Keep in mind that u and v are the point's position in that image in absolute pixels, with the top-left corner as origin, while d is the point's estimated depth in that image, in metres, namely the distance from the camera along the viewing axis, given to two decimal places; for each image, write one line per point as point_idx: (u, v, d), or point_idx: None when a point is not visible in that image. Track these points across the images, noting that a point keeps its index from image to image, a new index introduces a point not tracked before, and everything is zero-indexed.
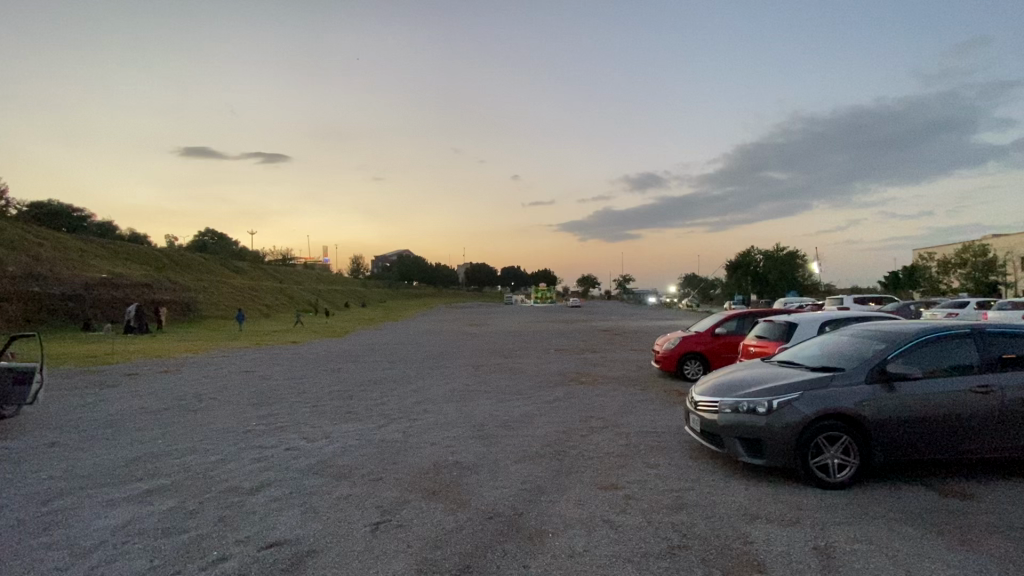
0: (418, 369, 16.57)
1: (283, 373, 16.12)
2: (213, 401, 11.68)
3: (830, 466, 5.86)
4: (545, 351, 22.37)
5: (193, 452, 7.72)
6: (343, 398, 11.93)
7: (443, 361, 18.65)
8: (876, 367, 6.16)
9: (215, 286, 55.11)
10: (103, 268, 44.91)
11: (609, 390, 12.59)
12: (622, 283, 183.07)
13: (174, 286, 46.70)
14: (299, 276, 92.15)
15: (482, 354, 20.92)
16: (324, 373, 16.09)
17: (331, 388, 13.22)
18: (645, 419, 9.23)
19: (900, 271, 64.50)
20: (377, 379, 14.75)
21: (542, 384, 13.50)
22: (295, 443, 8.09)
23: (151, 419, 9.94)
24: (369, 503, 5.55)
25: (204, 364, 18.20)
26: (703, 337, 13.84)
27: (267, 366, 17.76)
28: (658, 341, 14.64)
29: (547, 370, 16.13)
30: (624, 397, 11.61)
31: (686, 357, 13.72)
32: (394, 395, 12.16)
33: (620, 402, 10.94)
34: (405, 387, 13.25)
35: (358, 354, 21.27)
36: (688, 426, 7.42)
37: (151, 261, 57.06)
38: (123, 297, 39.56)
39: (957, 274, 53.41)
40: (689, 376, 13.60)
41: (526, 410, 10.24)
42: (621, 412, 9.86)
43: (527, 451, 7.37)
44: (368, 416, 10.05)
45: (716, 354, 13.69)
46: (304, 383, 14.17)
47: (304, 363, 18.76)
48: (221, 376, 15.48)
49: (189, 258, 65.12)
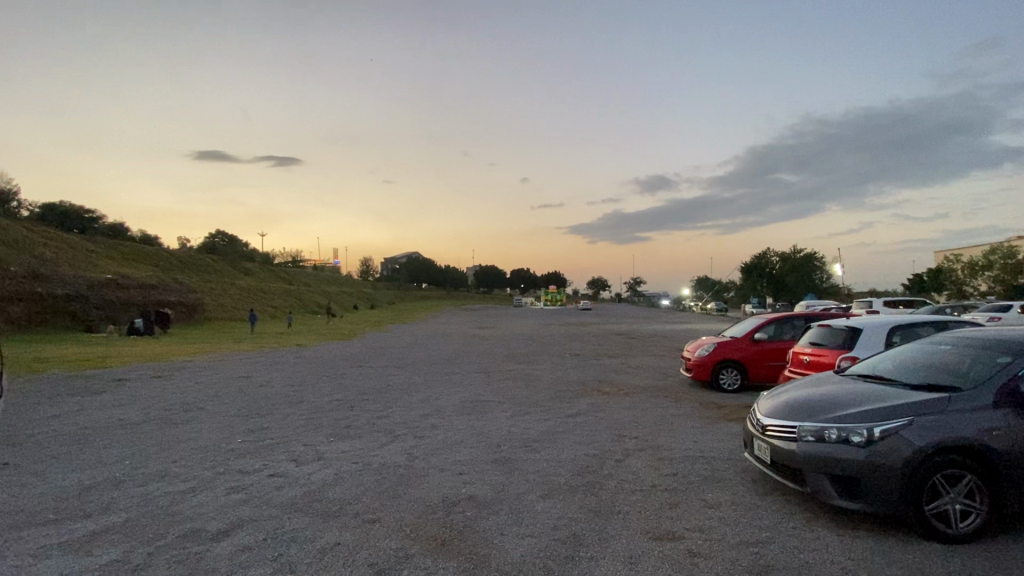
0: (427, 376, 15.41)
1: (281, 380, 15.01)
2: (199, 413, 10.57)
3: (951, 514, 4.58)
4: (561, 356, 21.07)
5: (161, 479, 6.60)
6: (343, 410, 10.75)
7: (453, 367, 17.47)
8: (1004, 388, 4.82)
9: (223, 287, 54.52)
10: (109, 268, 44.40)
11: (637, 402, 11.31)
12: (633, 285, 181.15)
13: (180, 287, 46.09)
14: (308, 278, 91.70)
15: (493, 359, 19.69)
16: (326, 379, 14.98)
17: (331, 398, 12.07)
18: (688, 440, 7.94)
19: (923, 273, 62.23)
20: (382, 386, 13.57)
21: (561, 394, 12.25)
22: (282, 468, 6.92)
23: (126, 434, 8.86)
24: (361, 559, 4.35)
25: (202, 369, 17.19)
26: (740, 343, 12.50)
27: (266, 372, 16.68)
28: (690, 347, 13.35)
29: (566, 378, 14.86)
30: (655, 411, 10.33)
31: (722, 365, 12.38)
32: (399, 407, 10.97)
33: (653, 417, 9.67)
34: (411, 397, 12.07)
35: (364, 359, 20.14)
36: (749, 453, 6.17)
37: (158, 262, 56.64)
38: (128, 298, 38.89)
39: (985, 276, 51.15)
40: (725, 387, 12.27)
41: (547, 427, 8.99)
42: (657, 430, 8.59)
43: (555, 482, 6.12)
44: (369, 432, 8.86)
45: (755, 363, 12.31)
46: (303, 391, 13.02)
47: (306, 368, 17.66)
48: (215, 383, 14.38)
49: (198, 260, 64.73)
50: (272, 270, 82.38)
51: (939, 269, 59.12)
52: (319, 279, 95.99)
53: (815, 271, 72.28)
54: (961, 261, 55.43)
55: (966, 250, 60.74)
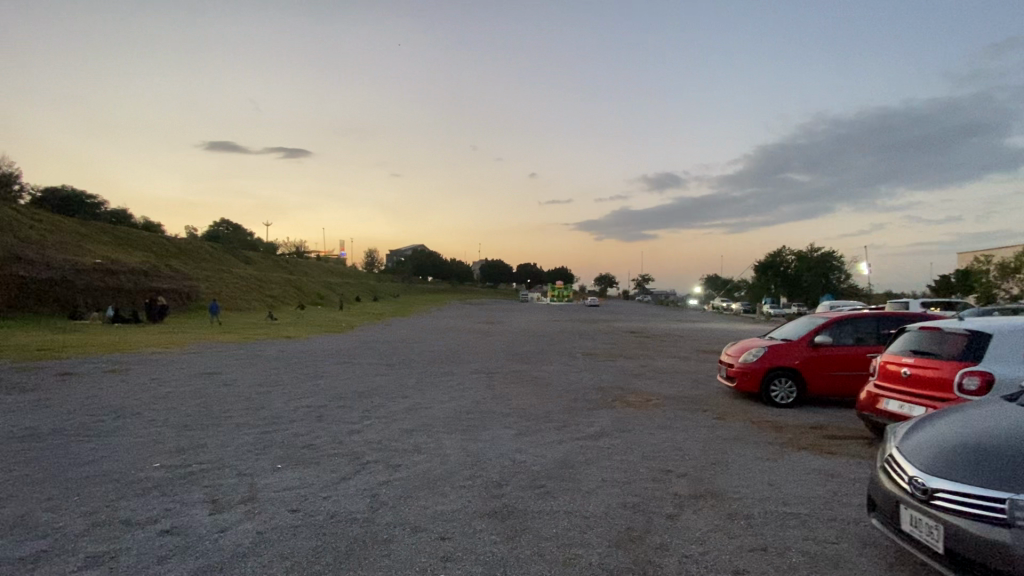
0: (420, 378, 13.32)
1: (251, 378, 12.94)
2: (129, 421, 8.50)
3: None
4: (572, 357, 18.90)
5: (8, 532, 4.53)
6: (309, 421, 8.70)
7: (451, 367, 15.35)
8: None
9: (220, 275, 52.71)
10: (101, 254, 42.67)
11: (672, 418, 9.17)
12: (641, 282, 178.19)
13: (174, 275, 44.24)
14: (311, 269, 89.98)
15: (497, 359, 17.59)
16: (302, 379, 12.89)
17: (300, 404, 10.00)
18: (758, 484, 5.80)
19: (950, 274, 59.18)
20: (364, 390, 11.50)
21: (577, 405, 10.11)
22: (190, 516, 4.84)
23: (17, 450, 6.81)
24: None
25: (167, 363, 15.15)
26: (797, 347, 10.31)
27: (237, 368, 14.62)
28: (732, 350, 11.20)
29: (582, 384, 12.72)
30: (698, 432, 8.20)
31: (774, 375, 10.22)
32: (379, 419, 8.88)
33: (699, 442, 7.57)
34: (396, 405, 10.01)
35: (354, 355, 18.07)
36: (875, 519, 4.15)
37: (155, 248, 54.95)
38: (118, 284, 37.06)
39: (1017, 279, 48.26)
40: (777, 401, 10.12)
41: (563, 454, 6.88)
42: (709, 464, 6.49)
43: (585, 563, 4.01)
44: (332, 458, 6.78)
45: (815, 372, 10.10)
46: (270, 394, 10.95)
47: (286, 364, 15.62)
48: (172, 381, 12.32)
49: (197, 247, 63.05)
50: (274, 260, 80.65)
51: (966, 270, 56.18)
52: (323, 270, 94.27)
53: (834, 271, 69.30)
54: (992, 263, 52.48)
55: (996, 251, 57.72)
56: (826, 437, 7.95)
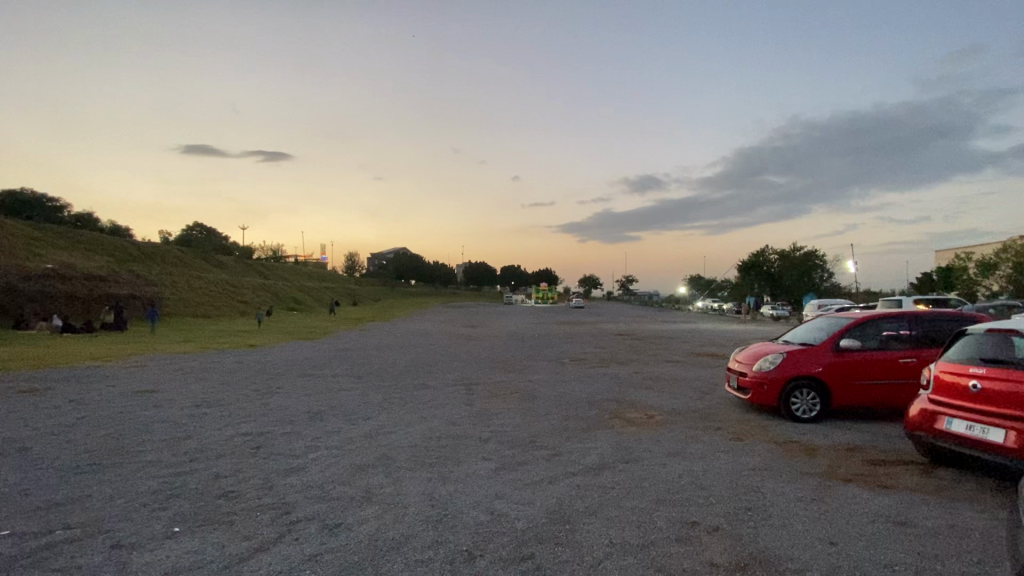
0: (388, 393, 11.69)
1: (188, 398, 11.14)
2: (10, 461, 6.77)
3: None
4: (559, 363, 17.42)
5: None
6: (240, 456, 7.05)
7: (425, 379, 13.72)
8: None
9: (187, 280, 50.03)
10: (54, 259, 39.81)
11: (681, 439, 7.76)
12: (626, 283, 177.87)
13: (136, 280, 41.58)
14: (288, 273, 87.09)
15: (478, 368, 16.03)
16: (250, 398, 11.15)
17: (237, 431, 8.33)
18: (816, 545, 4.36)
19: (931, 271, 59.32)
20: (320, 410, 9.85)
21: (569, 425, 8.60)
22: None
23: None
24: None
25: (99, 380, 13.24)
26: (818, 353, 8.99)
27: (178, 385, 12.77)
28: (743, 356, 9.88)
29: (573, 396, 11.24)
30: (717, 459, 6.79)
31: (794, 385, 8.90)
32: (330, 450, 7.27)
33: (721, 475, 6.15)
34: (355, 430, 8.39)
35: (320, 366, 16.34)
36: None
37: (117, 252, 52.02)
38: (72, 290, 34.43)
39: (996, 276, 48.44)
40: (798, 416, 8.80)
41: (555, 499, 5.38)
42: (744, 511, 5.05)
43: None
44: (252, 513, 5.15)
45: (840, 382, 8.78)
46: (207, 418, 9.25)
47: (238, 378, 13.83)
48: (90, 403, 10.47)
49: (164, 251, 60.13)
50: (248, 264, 77.71)
51: (947, 268, 56.29)
52: (300, 274, 91.41)
53: (816, 270, 69.29)
54: (971, 261, 52.56)
55: (976, 248, 57.95)
56: (870, 464, 6.60)
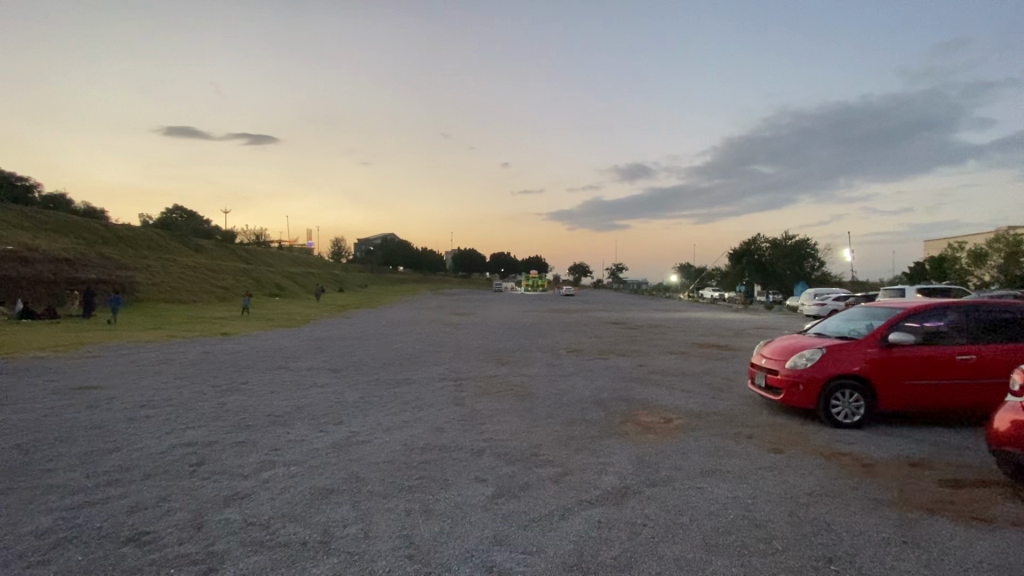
0: (366, 390, 10.33)
1: (134, 396, 9.67)
2: None
3: None
4: (555, 355, 16.19)
5: None
6: (172, 477, 5.65)
7: (409, 373, 12.35)
8: None
9: (163, 264, 47.79)
10: (16, 241, 37.41)
11: (712, 452, 6.53)
12: (616, 270, 177.00)
13: (106, 264, 39.39)
14: (271, 258, 84.70)
15: (468, 360, 14.71)
16: (206, 396, 9.73)
17: (179, 441, 6.94)
18: None
19: (922, 261, 58.99)
20: (285, 413, 8.46)
21: (576, 432, 7.34)
22: None
23: None
24: None
25: (38, 374, 11.66)
26: (863, 348, 7.79)
27: (128, 380, 11.27)
28: (772, 351, 8.66)
29: (575, 395, 9.98)
30: (762, 479, 5.56)
31: (834, 385, 7.72)
32: (289, 470, 5.91)
33: (776, 503, 4.91)
34: (322, 440, 7.02)
35: (294, 357, 14.93)
36: None
37: (88, 235, 49.46)
38: (35, 273, 32.26)
39: (988, 266, 48.03)
40: (839, 421, 7.64)
41: (572, 546, 4.11)
42: (824, 566, 3.83)
43: None
44: (166, 569, 3.81)
45: (887, 383, 7.60)
46: (149, 422, 7.83)
47: (200, 372, 12.32)
48: (14, 402, 8.96)
49: (140, 234, 57.59)
50: (229, 248, 75.15)
51: (939, 257, 55.90)
52: (284, 259, 88.98)
53: (808, 259, 68.57)
54: (963, 250, 52.29)
55: (967, 238, 57.65)
56: (950, 486, 5.43)
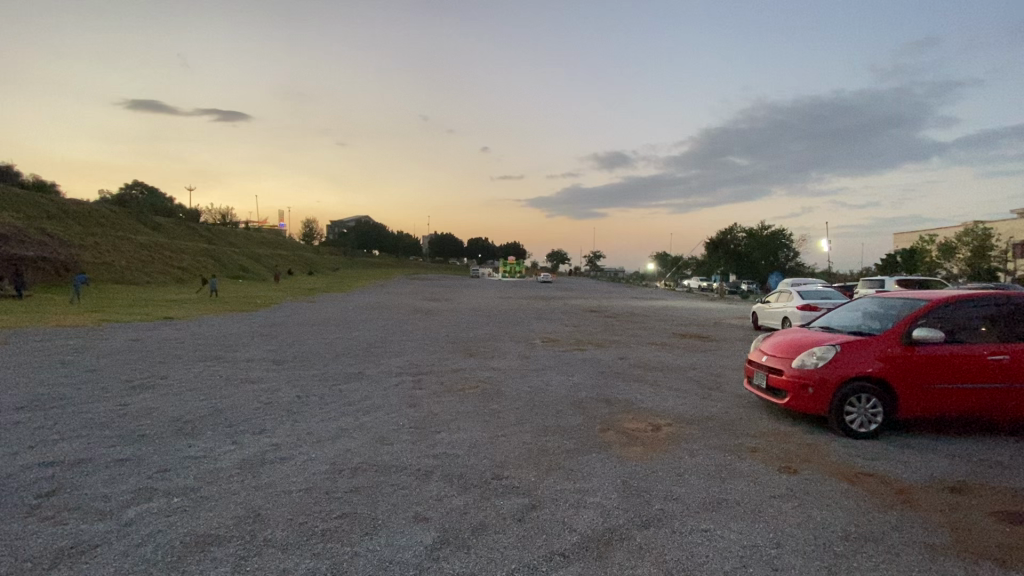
0: (307, 387, 8.84)
1: (17, 394, 7.97)
2: None
3: None
4: (528, 345, 14.91)
5: None
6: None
7: (362, 367, 10.89)
8: None
9: (113, 243, 44.55)
10: None
11: (713, 472, 5.35)
12: (593, 258, 176.71)
13: (47, 242, 36.23)
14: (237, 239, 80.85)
15: (433, 351, 13.33)
16: (106, 394, 8.08)
17: (38, 459, 5.37)
18: None
19: (894, 253, 59.46)
20: (195, 417, 6.92)
21: (548, 444, 6.08)
22: None
23: None
24: None
25: None
26: (883, 346, 6.70)
27: (23, 373, 9.51)
28: (775, 348, 7.52)
29: (549, 394, 8.72)
30: (782, 515, 4.38)
31: (850, 389, 6.62)
32: (169, 504, 4.45)
33: (807, 556, 3.73)
34: (229, 457, 5.56)
35: (236, 346, 13.25)
36: None
37: (30, 209, 45.68)
38: None
39: (956, 258, 48.43)
40: (854, 430, 6.56)
41: None
42: None
43: None
44: None
45: (908, 387, 6.54)
46: (14, 431, 6.21)
47: (117, 364, 10.59)
48: None
49: (90, 210, 53.71)
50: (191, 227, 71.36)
51: (911, 250, 56.33)
52: (251, 240, 85.19)
53: (783, 249, 68.60)
54: (934, 243, 52.74)
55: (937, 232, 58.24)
56: (1008, 523, 4.37)
